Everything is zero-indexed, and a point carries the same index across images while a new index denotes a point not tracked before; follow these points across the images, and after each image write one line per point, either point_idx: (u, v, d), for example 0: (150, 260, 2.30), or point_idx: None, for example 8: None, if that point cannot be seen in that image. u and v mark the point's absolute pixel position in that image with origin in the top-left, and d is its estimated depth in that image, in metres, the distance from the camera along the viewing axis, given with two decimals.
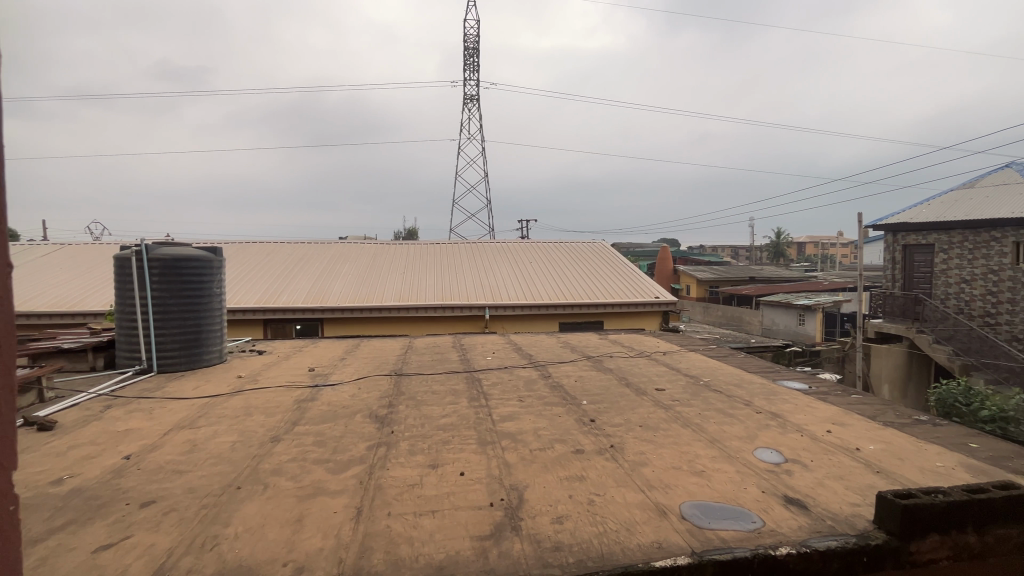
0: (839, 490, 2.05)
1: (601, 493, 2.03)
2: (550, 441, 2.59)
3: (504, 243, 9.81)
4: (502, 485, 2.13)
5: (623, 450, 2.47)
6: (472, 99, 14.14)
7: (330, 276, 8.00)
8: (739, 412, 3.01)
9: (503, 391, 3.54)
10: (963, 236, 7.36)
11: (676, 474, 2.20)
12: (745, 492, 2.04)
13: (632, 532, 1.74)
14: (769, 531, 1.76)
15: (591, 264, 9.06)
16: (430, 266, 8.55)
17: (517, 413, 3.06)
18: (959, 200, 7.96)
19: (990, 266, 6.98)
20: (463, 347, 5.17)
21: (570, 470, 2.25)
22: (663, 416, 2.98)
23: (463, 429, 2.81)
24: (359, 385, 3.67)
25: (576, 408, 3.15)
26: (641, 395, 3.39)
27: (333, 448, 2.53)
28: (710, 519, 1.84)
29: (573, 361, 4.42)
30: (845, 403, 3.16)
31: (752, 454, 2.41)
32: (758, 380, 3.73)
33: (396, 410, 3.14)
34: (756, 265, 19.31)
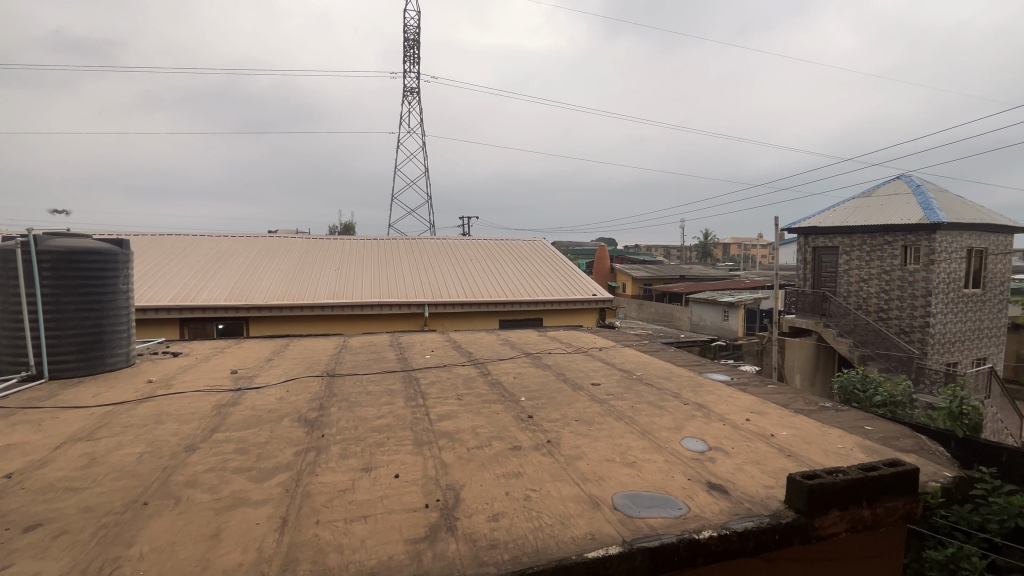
0: (756, 473, 2.19)
1: (537, 489, 2.04)
2: (488, 439, 2.58)
3: (444, 239, 9.67)
4: (438, 485, 2.08)
5: (560, 445, 2.50)
6: (412, 92, 13.75)
7: (256, 271, 7.51)
8: (668, 404, 3.15)
9: (441, 390, 3.48)
10: (863, 239, 8.15)
11: (609, 466, 2.26)
12: (673, 480, 2.13)
13: (567, 525, 1.77)
14: (694, 517, 1.85)
15: (531, 262, 9.16)
16: (367, 263, 8.26)
17: (455, 412, 3.02)
18: (859, 206, 8.78)
19: (884, 266, 7.81)
20: (400, 345, 5.04)
21: (507, 467, 2.25)
22: (598, 410, 3.06)
23: (399, 429, 2.73)
24: (287, 387, 3.47)
25: (514, 404, 3.16)
26: (578, 390, 3.46)
27: (256, 455, 2.36)
28: (640, 508, 1.90)
29: (513, 359, 4.44)
30: (762, 393, 3.40)
31: (679, 444, 2.53)
32: (686, 373, 3.93)
33: (328, 413, 2.99)
34: (687, 264, 20.38)
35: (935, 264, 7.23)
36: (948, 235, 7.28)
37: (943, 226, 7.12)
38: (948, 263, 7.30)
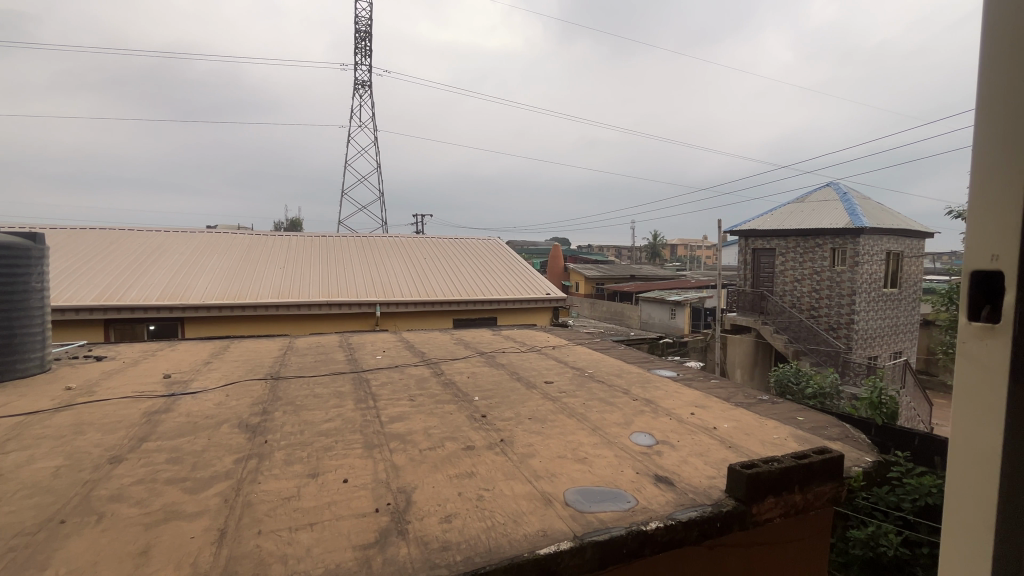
0: (699, 465, 2.29)
1: (490, 488, 2.03)
2: (441, 440, 2.54)
3: (397, 237, 9.48)
4: (389, 489, 2.03)
5: (513, 443, 2.51)
6: (363, 86, 13.30)
7: (193, 269, 7.05)
8: (619, 400, 3.23)
9: (393, 391, 3.40)
10: (797, 241, 8.70)
11: (561, 463, 2.29)
12: (622, 475, 2.19)
13: (520, 523, 1.77)
14: (642, 509, 1.90)
15: (485, 261, 9.14)
16: (315, 260, 7.96)
17: (407, 414, 2.95)
18: (793, 211, 9.35)
19: (815, 267, 8.37)
20: (350, 346, 4.89)
21: (459, 468, 2.23)
22: (551, 408, 3.09)
23: (349, 433, 2.64)
24: (227, 391, 3.28)
25: (468, 404, 3.14)
26: (531, 389, 3.48)
27: (191, 465, 2.22)
28: (591, 503, 1.93)
29: (466, 358, 4.41)
30: (705, 388, 3.55)
31: (629, 438, 2.60)
32: (635, 370, 4.05)
33: (271, 417, 2.86)
34: (637, 264, 21.00)
35: (859, 266, 7.84)
36: (871, 239, 7.90)
37: (866, 230, 7.73)
38: (870, 265, 7.92)
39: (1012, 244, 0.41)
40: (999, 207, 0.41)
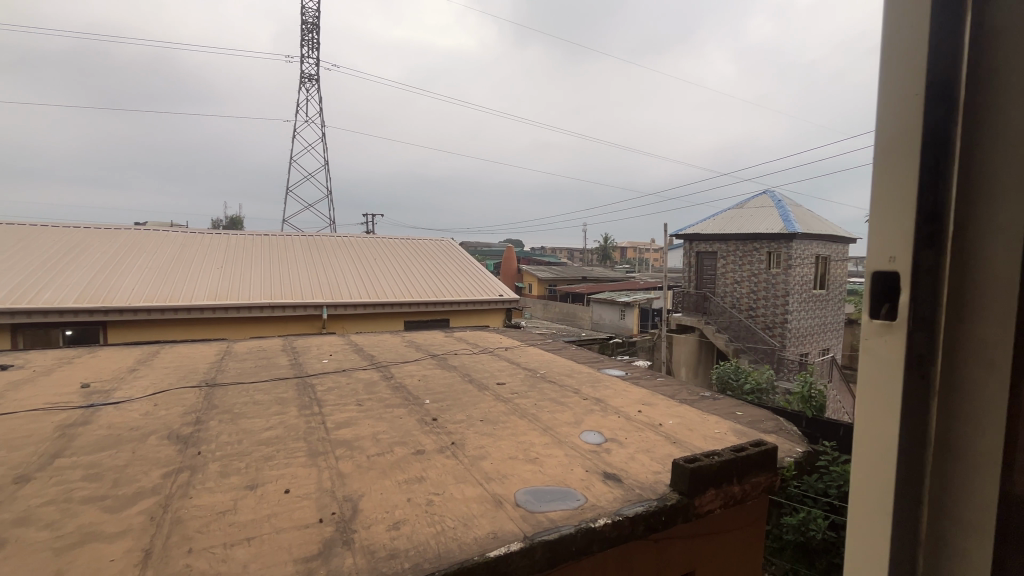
0: (646, 461, 2.36)
1: (440, 492, 2.00)
2: (390, 445, 2.48)
3: (345, 236, 9.17)
4: (333, 497, 1.95)
5: (464, 446, 2.48)
6: (309, 80, 12.77)
7: (118, 269, 6.53)
8: (569, 400, 3.27)
9: (340, 396, 3.29)
10: (736, 245, 9.18)
11: (513, 463, 2.29)
12: (572, 473, 2.22)
13: (470, 526, 1.75)
14: (591, 506, 1.93)
15: (437, 262, 9.03)
16: (257, 260, 7.57)
17: (355, 419, 2.86)
18: (733, 216, 9.84)
19: (753, 270, 8.86)
20: (295, 350, 4.68)
21: (408, 473, 2.17)
22: (503, 409, 3.08)
23: (291, 441, 2.52)
24: (155, 400, 3.04)
25: (418, 407, 3.08)
26: (483, 390, 3.47)
27: (112, 481, 2.04)
28: (541, 502, 1.94)
29: (417, 361, 4.33)
30: (652, 386, 3.67)
31: (578, 437, 2.64)
32: (586, 370, 4.12)
33: (206, 427, 2.68)
34: (588, 267, 21.43)
35: (792, 268, 8.37)
36: (803, 243, 8.46)
37: (797, 235, 8.26)
38: (802, 267, 8.48)
39: (910, 235, 0.37)
40: (894, 202, 0.38)
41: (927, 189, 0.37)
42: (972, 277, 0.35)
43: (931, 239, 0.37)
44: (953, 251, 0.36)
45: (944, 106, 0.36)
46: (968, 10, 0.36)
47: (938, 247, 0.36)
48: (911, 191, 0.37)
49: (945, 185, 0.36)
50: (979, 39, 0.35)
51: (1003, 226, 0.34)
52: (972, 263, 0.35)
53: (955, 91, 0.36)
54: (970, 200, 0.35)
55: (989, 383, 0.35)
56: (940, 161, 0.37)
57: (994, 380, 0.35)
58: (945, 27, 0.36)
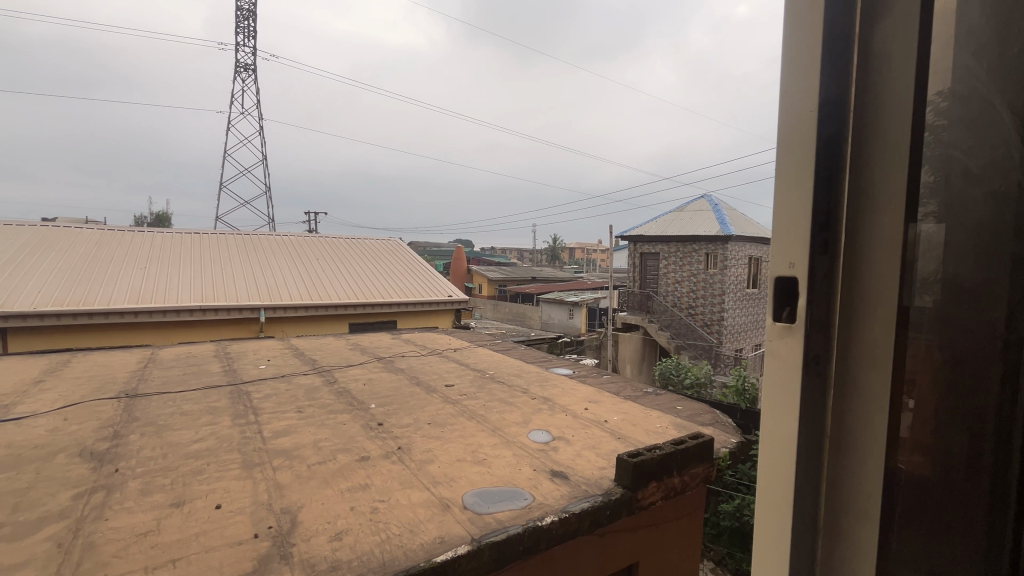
0: (592, 457, 2.41)
1: (385, 499, 1.94)
2: (333, 452, 2.38)
3: (285, 235, 8.74)
4: (270, 510, 1.85)
5: (410, 451, 2.43)
6: (245, 69, 12.04)
7: (22, 269, 5.88)
8: (517, 400, 3.28)
9: (279, 403, 3.12)
10: (677, 246, 9.60)
11: (460, 466, 2.27)
12: (520, 473, 2.22)
13: (416, 532, 1.71)
14: (538, 505, 1.94)
15: (385, 262, 8.82)
16: (186, 260, 7.06)
17: (295, 427, 2.73)
18: (674, 219, 10.29)
19: (692, 270, 9.30)
20: (228, 355, 4.40)
21: (352, 481, 2.10)
22: (451, 411, 3.05)
23: (223, 453, 2.36)
24: (65, 415, 2.76)
25: (362, 413, 2.98)
26: (431, 393, 3.41)
27: (11, 507, 1.83)
28: (489, 503, 1.93)
29: (363, 364, 4.20)
30: (598, 384, 3.76)
31: (527, 436, 2.65)
32: (534, 369, 4.15)
33: (125, 441, 2.47)
34: (538, 267, 21.67)
35: (728, 268, 8.86)
36: (737, 245, 8.98)
37: (732, 237, 8.75)
38: (736, 268, 8.99)
39: (807, 244, 0.40)
40: (793, 210, 0.40)
41: (821, 199, 0.39)
42: (856, 281, 0.38)
43: (825, 245, 0.39)
44: (844, 257, 0.39)
45: (836, 122, 0.39)
46: (854, 34, 0.38)
47: (830, 254, 0.39)
48: (808, 199, 0.40)
49: (835, 197, 0.39)
50: (864, 63, 0.38)
51: (880, 236, 0.37)
52: (857, 270, 0.38)
53: (844, 110, 0.39)
54: (858, 211, 0.38)
55: (872, 378, 0.38)
56: (832, 174, 0.39)
57: (874, 376, 0.38)
58: (835, 51, 0.39)
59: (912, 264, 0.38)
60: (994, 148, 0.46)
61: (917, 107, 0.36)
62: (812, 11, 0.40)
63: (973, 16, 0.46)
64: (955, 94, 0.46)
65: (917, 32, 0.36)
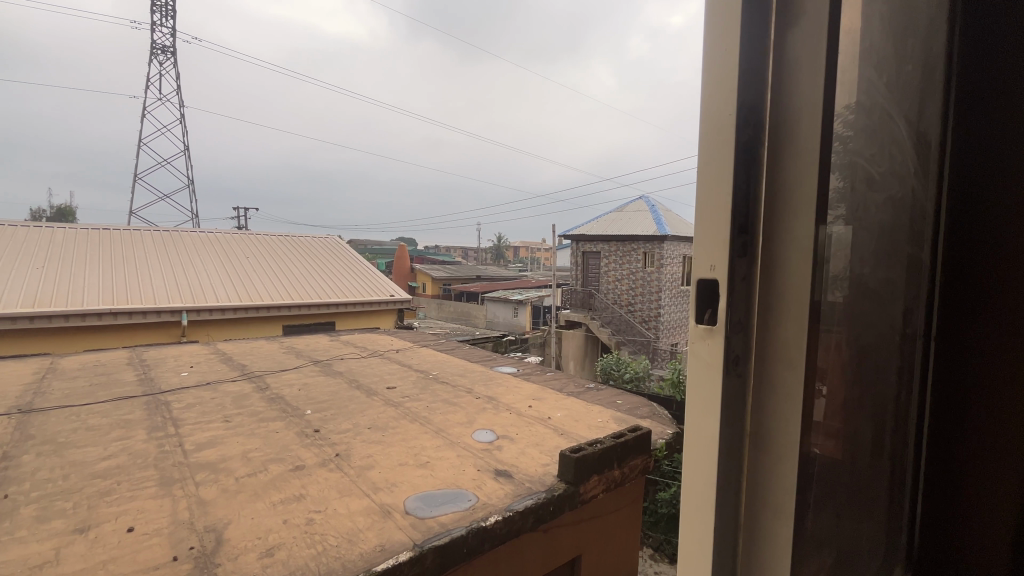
0: (535, 454, 2.42)
1: (321, 509, 1.85)
2: (264, 463, 2.24)
3: (210, 231, 8.13)
4: (192, 530, 1.70)
5: (349, 457, 2.33)
6: (163, 51, 11.08)
7: None
8: (461, 400, 3.24)
9: (203, 413, 2.89)
10: (617, 245, 9.91)
11: (402, 470, 2.20)
12: (463, 474, 2.19)
13: (355, 542, 1.64)
14: (482, 505, 1.92)
15: (322, 260, 8.45)
16: (94, 258, 6.39)
17: (221, 437, 2.54)
18: (613, 219, 10.62)
19: (631, 268, 9.64)
20: (144, 362, 4.03)
21: (285, 492, 1.98)
22: (393, 414, 2.95)
23: (136, 470, 2.15)
24: None
25: (297, 419, 2.82)
26: (371, 396, 3.29)
27: None
28: (432, 507, 1.89)
29: (298, 368, 3.98)
30: (542, 381, 3.79)
31: (471, 437, 2.62)
32: (478, 368, 4.12)
33: (16, 463, 2.18)
34: (483, 266, 21.60)
35: (663, 267, 9.28)
36: (673, 244, 9.42)
37: (667, 237, 9.17)
38: (671, 266, 9.43)
39: (727, 246, 0.40)
40: (718, 211, 0.40)
41: (740, 203, 0.40)
42: (773, 283, 0.39)
43: (744, 247, 0.40)
44: (761, 259, 0.40)
45: (753, 127, 0.40)
46: (771, 42, 0.39)
47: (748, 256, 0.40)
48: (728, 203, 0.40)
49: (752, 201, 0.40)
50: (777, 71, 0.39)
51: (795, 239, 0.38)
52: (773, 274, 0.39)
53: (760, 115, 0.39)
54: (773, 216, 0.39)
55: (787, 378, 0.39)
56: (750, 178, 0.40)
57: (788, 377, 0.39)
58: (752, 59, 0.39)
59: (821, 265, 0.39)
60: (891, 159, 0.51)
61: (826, 117, 0.38)
62: (731, 12, 0.40)
63: (874, 33, 0.49)
64: (862, 105, 0.49)
65: (825, 46, 0.37)
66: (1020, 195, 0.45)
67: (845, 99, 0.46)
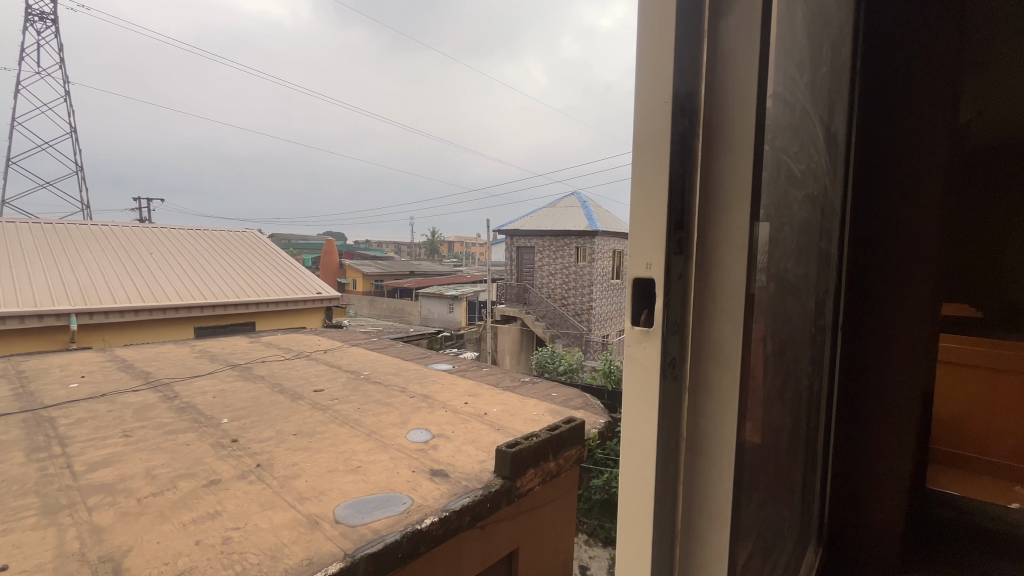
0: (472, 452, 2.39)
1: (240, 526, 1.69)
2: (173, 480, 2.02)
3: (104, 224, 7.24)
4: (83, 561, 1.49)
5: (272, 467, 2.16)
6: (40, 17, 9.65)
7: None
8: (394, 400, 3.13)
9: (98, 428, 2.57)
10: (550, 240, 10.08)
11: (331, 477, 2.08)
12: (397, 476, 2.11)
13: (278, 558, 1.52)
14: (418, 508, 1.86)
15: (240, 256, 7.84)
16: None
17: (120, 455, 2.26)
18: (547, 215, 10.78)
19: (564, 262, 9.85)
20: (22, 374, 3.50)
21: (198, 510, 1.79)
22: (320, 419, 2.78)
23: (10, 499, 1.85)
24: None
25: (211, 430, 2.58)
26: (297, 400, 3.09)
27: None
28: (364, 513, 1.79)
29: (212, 373, 3.65)
30: (478, 377, 3.75)
31: (405, 437, 2.53)
32: (412, 367, 4.00)
33: None
34: (416, 262, 21.10)
35: (595, 261, 9.57)
36: (603, 240, 9.72)
37: (598, 232, 9.46)
38: (602, 261, 9.75)
39: (662, 243, 0.38)
40: (656, 204, 0.38)
41: (675, 195, 0.38)
42: (709, 278, 0.38)
43: (680, 244, 0.38)
44: (695, 255, 0.38)
45: (687, 118, 0.38)
46: (705, 29, 0.38)
47: (683, 252, 0.38)
48: (664, 196, 0.38)
49: (687, 195, 0.38)
50: (712, 57, 0.38)
51: (729, 233, 0.38)
52: (707, 270, 0.38)
53: (695, 103, 0.38)
54: (709, 208, 0.38)
55: (722, 377, 0.38)
56: (685, 171, 0.38)
57: (723, 378, 0.38)
58: (685, 44, 0.37)
59: (752, 263, 0.39)
60: (805, 158, 0.54)
61: (758, 108, 0.37)
62: None
63: (796, 28, 0.51)
64: (787, 100, 0.49)
65: (759, 39, 0.37)
66: (889, 215, 0.83)
67: (775, 94, 0.46)
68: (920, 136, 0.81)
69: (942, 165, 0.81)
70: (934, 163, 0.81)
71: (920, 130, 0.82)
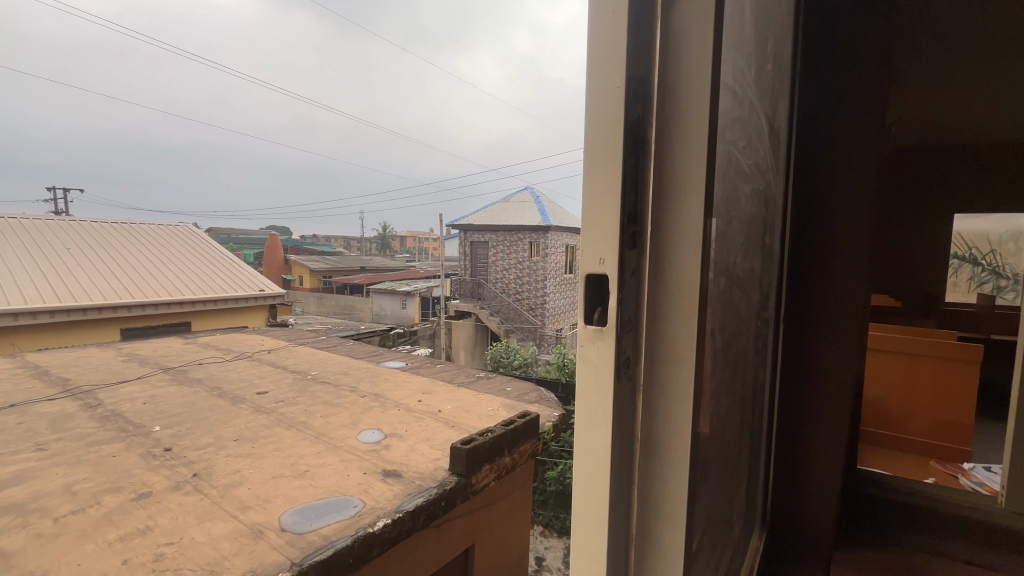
0: (426, 450, 2.34)
1: (174, 541, 1.57)
2: (96, 496, 1.84)
3: (11, 216, 6.53)
4: None
5: (211, 476, 2.02)
6: None
7: None
8: (343, 400, 3.01)
9: (6, 443, 2.31)
10: (504, 235, 10.07)
11: (276, 483, 1.97)
12: (348, 479, 2.03)
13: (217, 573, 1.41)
14: (370, 510, 1.79)
15: (174, 252, 7.31)
16: None
17: (32, 471, 2.04)
18: (500, 209, 10.76)
19: (518, 257, 9.87)
20: None
21: (125, 527, 1.65)
22: (264, 423, 2.63)
23: None
24: None
25: (141, 439, 2.38)
26: (238, 404, 2.91)
27: None
28: (312, 519, 1.71)
29: (141, 378, 3.37)
30: (431, 373, 3.68)
31: (356, 439, 2.44)
32: (362, 365, 3.87)
33: None
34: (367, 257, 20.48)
35: (547, 256, 9.65)
36: (556, 234, 9.82)
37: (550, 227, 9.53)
38: (555, 255, 9.85)
39: (616, 239, 0.37)
40: (609, 195, 0.36)
41: (629, 186, 0.37)
42: (662, 274, 0.37)
43: (633, 239, 0.37)
44: (649, 250, 0.37)
45: (641, 106, 0.37)
46: (658, 15, 0.37)
47: (637, 247, 0.37)
48: (618, 187, 0.37)
49: (641, 186, 0.37)
50: (665, 43, 0.37)
51: (684, 227, 0.37)
52: (663, 266, 0.37)
53: (648, 90, 0.37)
54: (663, 199, 0.37)
55: (675, 375, 0.38)
56: (639, 161, 0.37)
57: (677, 375, 0.37)
58: (637, 29, 0.36)
59: (705, 257, 0.38)
60: (752, 153, 0.54)
61: (711, 97, 0.37)
62: None
63: (743, 22, 0.51)
64: (736, 94, 0.49)
65: (710, 27, 0.36)
66: (827, 210, 0.87)
67: (725, 86, 0.46)
68: (853, 135, 0.86)
69: (872, 162, 0.86)
70: (865, 161, 0.86)
71: (854, 128, 0.86)
